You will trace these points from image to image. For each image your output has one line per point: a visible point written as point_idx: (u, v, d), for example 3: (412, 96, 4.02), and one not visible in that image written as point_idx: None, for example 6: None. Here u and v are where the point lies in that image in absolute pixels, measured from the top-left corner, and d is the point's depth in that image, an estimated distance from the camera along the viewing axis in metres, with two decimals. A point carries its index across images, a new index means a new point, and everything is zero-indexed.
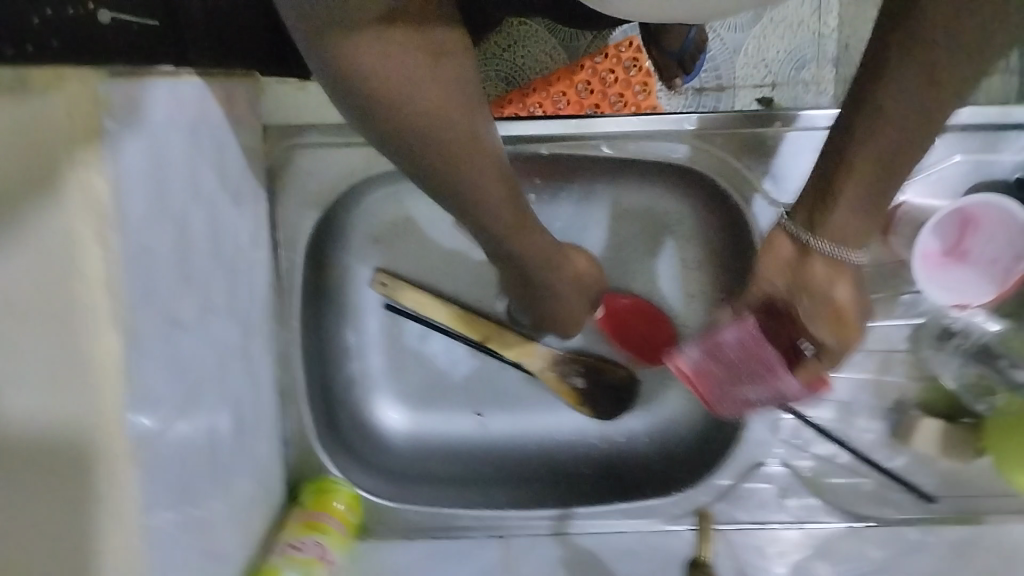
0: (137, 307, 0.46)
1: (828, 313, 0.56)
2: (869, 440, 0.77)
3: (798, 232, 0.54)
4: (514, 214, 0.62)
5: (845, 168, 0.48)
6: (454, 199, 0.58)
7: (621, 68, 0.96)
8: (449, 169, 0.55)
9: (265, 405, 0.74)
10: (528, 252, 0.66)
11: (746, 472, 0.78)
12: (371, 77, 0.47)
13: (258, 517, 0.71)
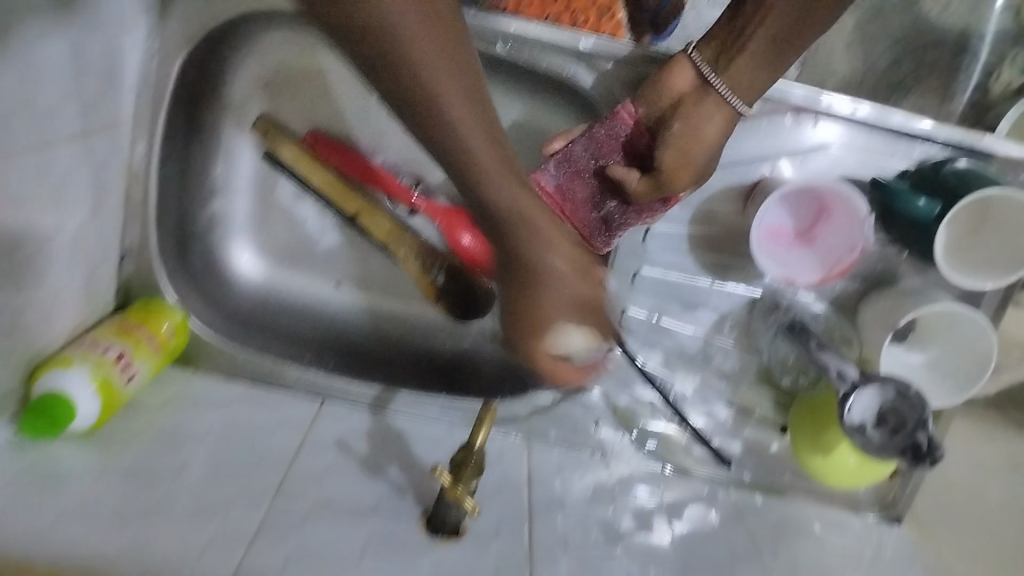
0: None
1: (690, 149, 0.67)
2: (687, 393, 0.81)
3: (703, 63, 0.67)
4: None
5: (746, 38, 0.65)
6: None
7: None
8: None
9: (97, 216, 0.73)
10: (418, 81, 0.46)
11: (568, 396, 0.80)
12: None
13: (68, 312, 0.71)
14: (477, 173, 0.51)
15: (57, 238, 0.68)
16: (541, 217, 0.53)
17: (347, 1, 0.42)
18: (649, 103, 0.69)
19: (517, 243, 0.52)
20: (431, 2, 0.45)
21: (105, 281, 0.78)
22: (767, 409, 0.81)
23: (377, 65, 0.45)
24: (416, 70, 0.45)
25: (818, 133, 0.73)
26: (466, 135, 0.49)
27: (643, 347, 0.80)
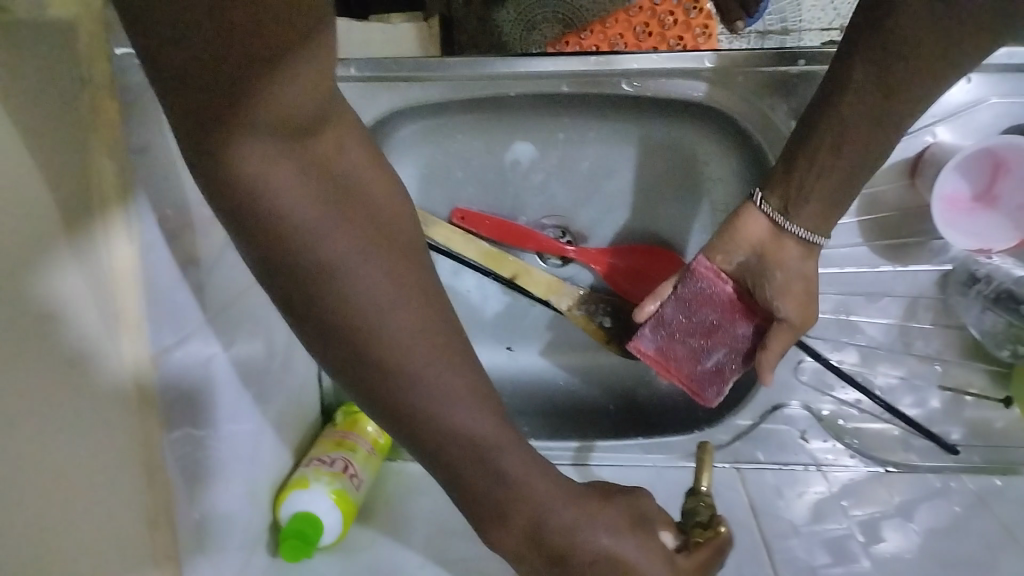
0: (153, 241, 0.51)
1: (794, 287, 0.65)
2: (893, 383, 0.78)
3: (773, 211, 0.65)
4: (381, 265, 0.41)
5: (812, 163, 0.61)
6: (298, 260, 0.39)
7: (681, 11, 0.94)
8: (264, 189, 0.37)
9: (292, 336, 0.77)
10: (402, 350, 0.41)
11: (766, 413, 0.80)
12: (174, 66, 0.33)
13: (290, 433, 0.75)
14: (447, 416, 0.43)
15: (271, 370, 0.72)
16: (499, 445, 0.45)
17: (302, 289, 0.39)
18: (728, 251, 0.67)
19: (474, 470, 0.45)
20: (405, 259, 0.43)
21: (311, 396, 0.82)
22: (982, 383, 0.77)
23: (343, 346, 0.41)
24: (394, 325, 0.41)
25: (975, 89, 0.70)
26: (440, 384, 0.43)
27: (835, 348, 0.78)
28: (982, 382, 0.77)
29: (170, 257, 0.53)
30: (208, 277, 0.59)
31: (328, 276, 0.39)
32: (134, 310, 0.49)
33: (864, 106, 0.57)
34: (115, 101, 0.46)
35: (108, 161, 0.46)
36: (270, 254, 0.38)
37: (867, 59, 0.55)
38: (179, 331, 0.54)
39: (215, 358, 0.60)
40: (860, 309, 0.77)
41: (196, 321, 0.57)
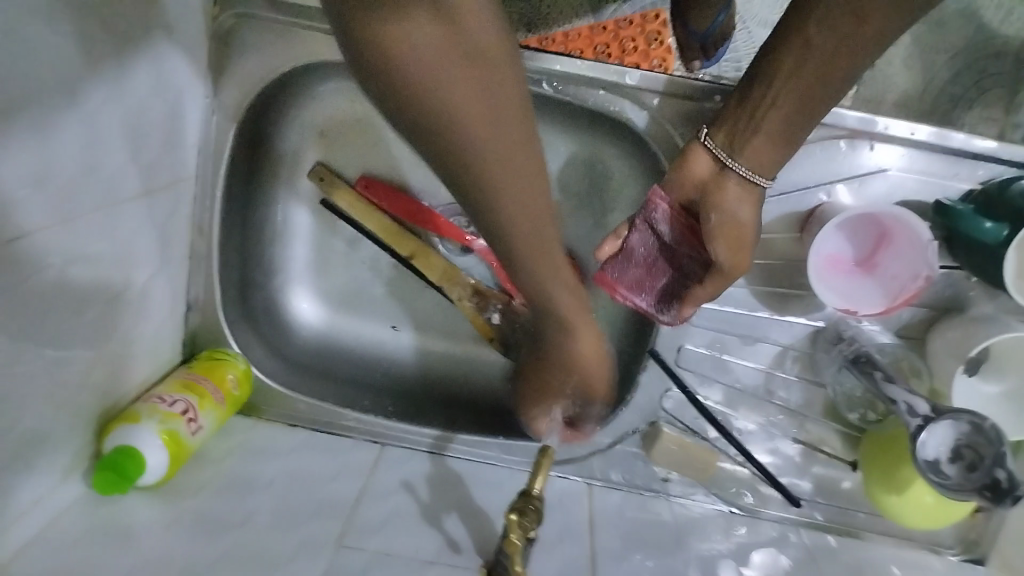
0: None
1: (728, 231, 0.63)
2: (751, 429, 0.79)
3: (719, 150, 0.64)
4: (511, 125, 0.46)
5: (756, 103, 0.63)
6: (443, 107, 0.42)
7: (644, 39, 1.01)
8: (413, 67, 0.40)
9: (160, 270, 0.74)
10: (507, 186, 0.48)
11: (626, 436, 0.80)
12: (389, 51, 0.39)
13: (138, 366, 0.73)
14: (534, 247, 0.53)
15: (127, 295, 0.69)
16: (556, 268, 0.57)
17: (436, 146, 0.45)
18: (670, 185, 0.66)
19: (549, 293, 0.58)
20: (518, 117, 0.46)
21: (172, 334, 0.79)
22: (834, 443, 0.80)
23: (471, 188, 0.47)
24: (508, 165, 0.47)
25: (876, 157, 0.72)
26: (532, 198, 0.50)
27: (702, 384, 0.78)
28: (835, 442, 0.79)
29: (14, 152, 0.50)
30: (60, 185, 0.56)
31: (448, 134, 0.44)
32: None
33: (829, 38, 0.57)
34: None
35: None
36: (412, 118, 0.43)
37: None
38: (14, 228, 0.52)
39: (54, 267, 0.57)
40: (734, 351, 0.77)
41: (37, 228, 0.54)
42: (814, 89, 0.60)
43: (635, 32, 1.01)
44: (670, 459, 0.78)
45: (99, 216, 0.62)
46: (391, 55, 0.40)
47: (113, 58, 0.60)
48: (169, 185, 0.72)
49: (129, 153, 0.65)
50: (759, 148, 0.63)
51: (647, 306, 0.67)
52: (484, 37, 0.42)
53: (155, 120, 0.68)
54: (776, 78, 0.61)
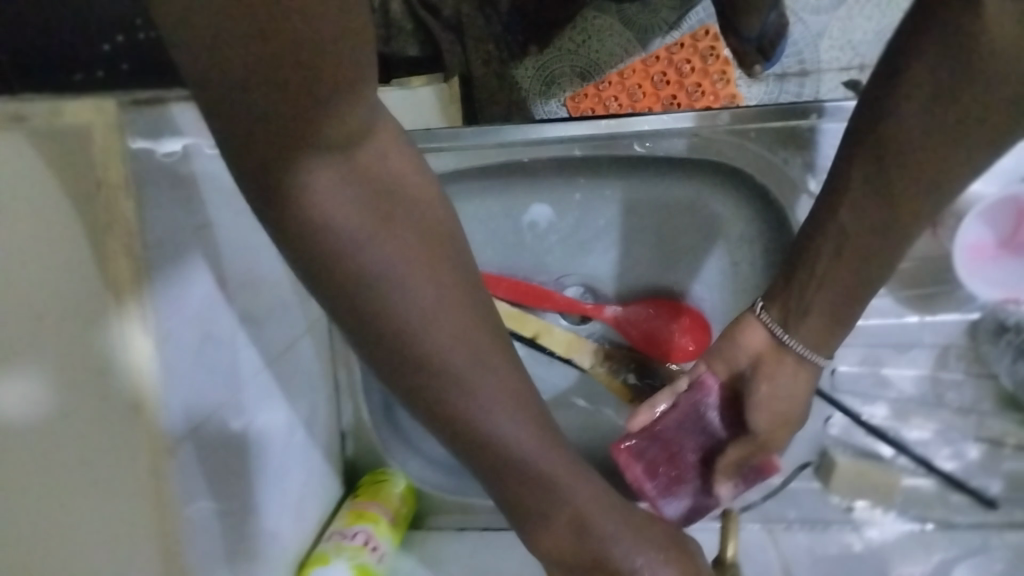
0: (169, 327, 0.51)
1: (776, 406, 0.60)
2: (926, 438, 0.77)
3: (774, 323, 0.60)
4: (467, 334, 0.43)
5: (805, 279, 0.58)
6: (385, 300, 0.40)
7: (698, 57, 1.00)
8: (349, 241, 0.39)
9: (316, 408, 0.78)
10: (469, 373, 0.43)
11: (796, 471, 0.78)
12: (314, 227, 0.38)
13: (314, 509, 0.76)
14: (522, 477, 0.45)
15: (292, 444, 0.72)
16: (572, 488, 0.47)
17: (376, 339, 0.41)
18: (729, 359, 0.63)
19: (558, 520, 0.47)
20: (459, 277, 0.43)
21: (335, 466, 0.82)
22: (1019, 435, 0.75)
23: (430, 401, 0.43)
24: (457, 356, 0.42)
25: None
26: (505, 421, 0.44)
27: (864, 402, 0.77)
28: (1020, 433, 0.75)
29: (187, 345, 0.53)
30: (224, 356, 0.59)
31: (400, 327, 0.41)
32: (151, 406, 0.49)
33: (867, 215, 0.53)
34: (129, 200, 0.46)
35: (121, 259, 0.47)
36: (362, 316, 0.41)
37: (863, 158, 0.53)
38: (195, 419, 0.55)
39: (232, 436, 0.61)
40: (891, 362, 0.76)
41: (213, 405, 0.57)
42: (861, 266, 0.55)
43: (688, 56, 1.00)
44: (850, 485, 0.76)
45: (256, 374, 0.65)
46: (322, 226, 0.38)
47: (242, 224, 0.63)
48: (305, 324, 0.75)
49: (267, 308, 0.67)
50: (816, 326, 0.58)
51: (654, 495, 0.63)
52: (410, 220, 0.42)
53: (283, 270, 0.71)
54: (817, 257, 0.56)
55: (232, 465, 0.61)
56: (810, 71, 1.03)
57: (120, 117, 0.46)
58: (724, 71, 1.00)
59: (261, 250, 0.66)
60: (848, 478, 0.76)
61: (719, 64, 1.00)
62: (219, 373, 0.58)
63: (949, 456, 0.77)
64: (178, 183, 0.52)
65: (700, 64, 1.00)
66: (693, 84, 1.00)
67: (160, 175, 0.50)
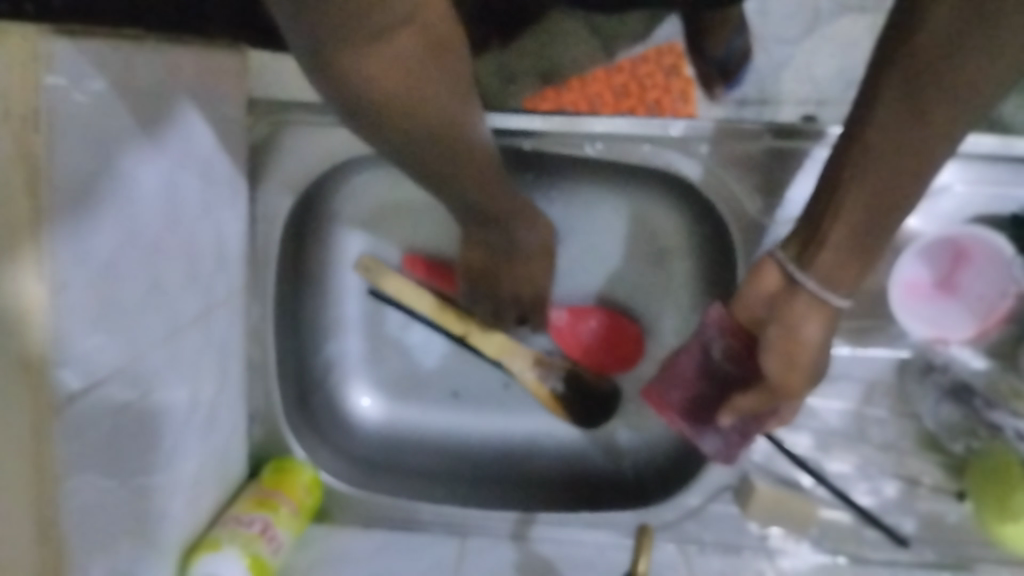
0: (68, 275, 0.48)
1: (780, 345, 0.59)
2: (845, 471, 0.75)
3: (790, 262, 0.59)
4: (460, 105, 0.54)
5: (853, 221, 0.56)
6: (392, 91, 0.50)
7: (661, 75, 1.01)
8: (372, 72, 0.49)
9: (225, 384, 0.74)
10: (499, 185, 0.62)
11: (715, 494, 0.76)
12: (352, 75, 0.48)
13: (211, 494, 0.72)
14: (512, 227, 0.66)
15: (195, 419, 0.68)
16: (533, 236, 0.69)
17: (386, 114, 0.52)
18: (747, 301, 0.62)
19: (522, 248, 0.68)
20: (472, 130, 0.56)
21: (239, 448, 0.78)
22: (936, 475, 0.75)
23: (424, 148, 0.55)
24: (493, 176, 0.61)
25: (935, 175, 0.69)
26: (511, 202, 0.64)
27: (789, 430, 0.75)
28: (937, 473, 0.75)
29: (87, 295, 0.50)
30: (131, 313, 0.56)
31: (414, 117, 0.52)
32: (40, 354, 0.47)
33: (891, 152, 0.53)
34: (38, 135, 0.45)
35: (26, 201, 0.45)
36: (366, 105, 0.51)
37: (891, 96, 0.52)
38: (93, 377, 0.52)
39: (133, 400, 0.58)
40: (819, 392, 0.74)
41: (115, 364, 0.54)
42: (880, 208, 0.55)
43: (651, 68, 1.01)
44: (768, 512, 0.75)
45: (166, 337, 0.62)
46: (350, 73, 0.48)
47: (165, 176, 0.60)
48: (223, 291, 0.72)
49: (183, 268, 0.64)
50: (828, 262, 0.57)
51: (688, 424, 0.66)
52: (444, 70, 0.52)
53: (206, 228, 0.68)
54: (851, 196, 0.55)
55: (128, 432, 0.57)
56: (769, 101, 1.01)
57: (39, 52, 0.45)
58: (685, 90, 1.02)
59: (183, 207, 0.63)
60: (765, 505, 0.75)
61: (681, 83, 1.02)
62: (125, 332, 0.55)
63: (866, 490, 0.75)
64: (100, 118, 0.51)
65: (662, 81, 1.01)
66: (652, 99, 1.01)
67: (66, 110, 0.47)
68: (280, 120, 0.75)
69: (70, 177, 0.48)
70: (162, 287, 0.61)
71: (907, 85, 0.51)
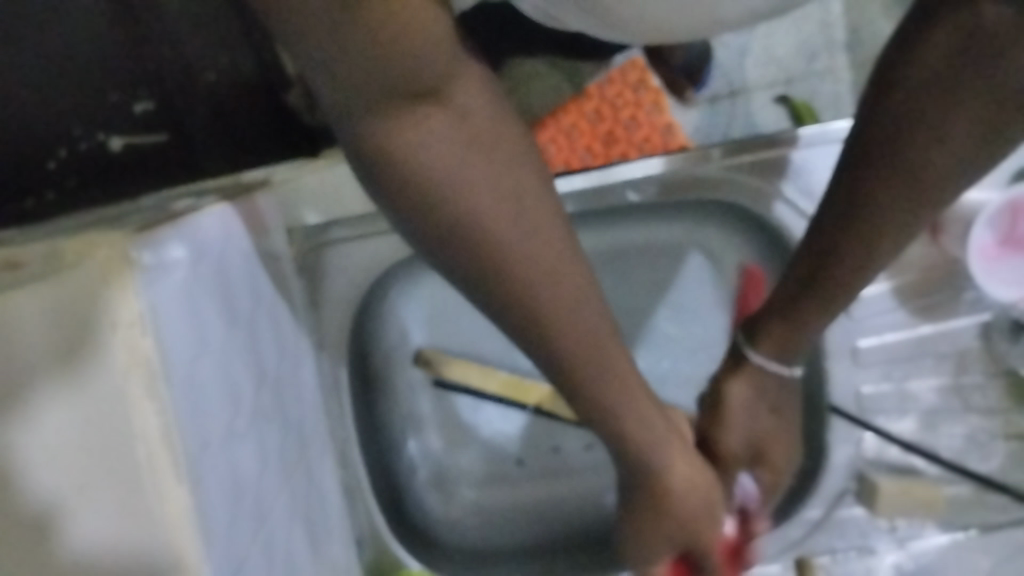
0: (196, 457, 0.47)
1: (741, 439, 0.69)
2: (955, 445, 0.76)
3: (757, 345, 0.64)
4: (528, 224, 0.48)
5: (849, 239, 0.54)
6: (435, 180, 0.45)
7: (630, 92, 0.99)
8: (420, 161, 0.44)
9: (334, 514, 0.72)
10: (572, 305, 0.51)
11: (836, 500, 0.76)
12: (396, 155, 0.44)
13: None
14: (585, 362, 0.53)
15: (320, 564, 0.66)
16: (619, 363, 0.54)
17: (435, 220, 0.46)
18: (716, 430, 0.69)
19: (590, 382, 0.54)
20: (535, 226, 0.49)
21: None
22: None
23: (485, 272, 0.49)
24: (554, 278, 0.50)
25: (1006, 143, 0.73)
26: (593, 325, 0.52)
27: (890, 420, 0.76)
28: None
29: (211, 475, 0.48)
30: (244, 474, 0.54)
31: (465, 221, 0.46)
32: (186, 539, 0.44)
33: (875, 193, 0.51)
34: (146, 338, 0.43)
35: (147, 406, 0.43)
36: (415, 200, 0.46)
37: (868, 173, 0.51)
38: (235, 559, 0.50)
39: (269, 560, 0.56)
40: (914, 375, 0.76)
41: (243, 535, 0.52)
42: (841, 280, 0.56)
43: (619, 89, 0.99)
44: (896, 506, 0.74)
45: (274, 484, 0.60)
46: (398, 152, 0.44)
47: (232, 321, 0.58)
48: (308, 421, 0.70)
49: (273, 414, 0.62)
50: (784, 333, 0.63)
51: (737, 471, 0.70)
52: (508, 150, 0.47)
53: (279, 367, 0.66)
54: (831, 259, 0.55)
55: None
56: (739, 92, 1.01)
57: (132, 254, 0.44)
58: (656, 101, 0.99)
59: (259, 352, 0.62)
60: (891, 501, 0.74)
61: (650, 95, 0.99)
62: (247, 486, 0.55)
63: (981, 457, 0.76)
64: (182, 291, 0.50)
65: (630, 96, 0.99)
66: (627, 118, 0.99)
67: (159, 284, 0.46)
68: (311, 244, 0.76)
69: (178, 368, 0.47)
70: (259, 429, 0.59)
71: (899, 133, 0.49)
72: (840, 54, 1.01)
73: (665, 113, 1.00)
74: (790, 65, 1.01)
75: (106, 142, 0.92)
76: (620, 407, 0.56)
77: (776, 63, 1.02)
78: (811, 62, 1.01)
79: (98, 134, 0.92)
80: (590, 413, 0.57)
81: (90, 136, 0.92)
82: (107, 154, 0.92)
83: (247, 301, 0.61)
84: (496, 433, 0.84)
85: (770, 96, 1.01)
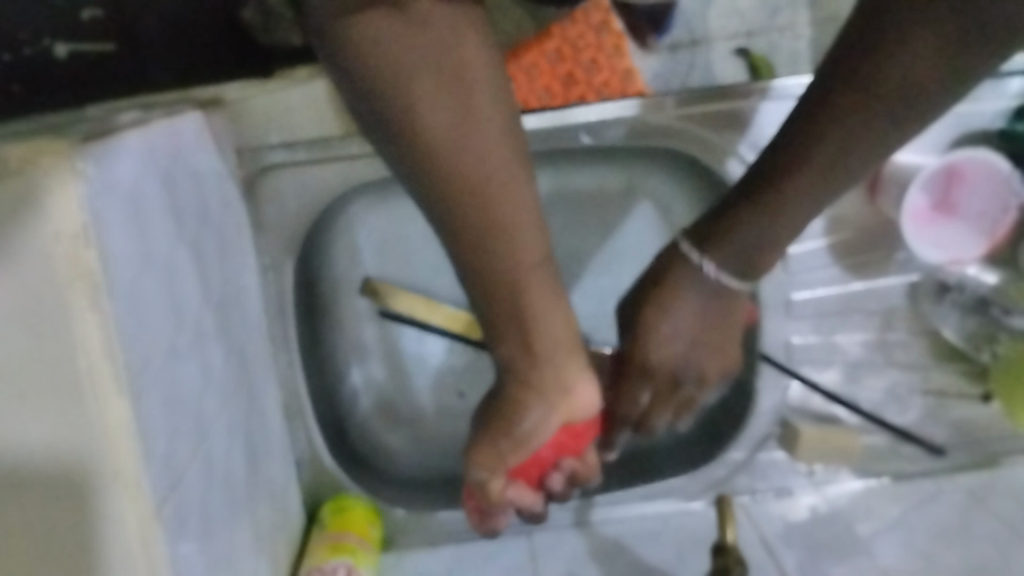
0: (135, 368, 0.47)
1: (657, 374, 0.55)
2: (876, 398, 0.80)
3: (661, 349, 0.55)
4: (481, 143, 0.47)
5: (781, 191, 0.48)
6: (389, 73, 0.45)
7: (592, 33, 0.95)
8: (381, 50, 0.44)
9: (273, 435, 0.74)
10: (509, 221, 0.48)
11: (760, 444, 0.80)
12: (355, 45, 0.44)
13: (282, 552, 0.72)
14: (510, 273, 0.50)
15: (256, 479, 0.67)
16: (540, 296, 0.51)
17: (393, 119, 0.46)
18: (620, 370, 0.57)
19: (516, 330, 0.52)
20: (481, 131, 0.47)
21: (294, 497, 0.77)
22: (959, 383, 0.80)
23: (445, 185, 0.47)
24: (492, 176, 0.48)
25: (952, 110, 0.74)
26: (525, 236, 0.49)
27: (816, 370, 0.80)
28: (958, 382, 0.80)
29: (151, 388, 0.49)
30: (186, 387, 0.55)
31: (423, 118, 0.46)
32: (124, 449, 0.45)
33: (819, 155, 0.46)
34: (89, 249, 0.43)
35: (89, 315, 0.43)
36: (373, 95, 0.46)
37: (824, 124, 0.45)
38: (171, 472, 0.51)
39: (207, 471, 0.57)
40: (841, 328, 0.79)
41: (184, 440, 0.53)
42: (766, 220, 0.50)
43: (581, 30, 0.94)
44: (815, 450, 0.78)
45: (212, 395, 0.60)
46: (359, 45, 0.44)
47: (178, 233, 0.57)
48: (249, 340, 0.70)
49: (215, 330, 0.62)
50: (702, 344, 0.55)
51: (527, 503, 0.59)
52: (461, 48, 0.46)
53: (222, 279, 0.66)
54: (741, 218, 0.50)
55: (208, 502, 0.57)
56: (700, 42, 1.02)
57: (75, 163, 0.43)
58: (619, 45, 0.95)
59: (203, 266, 0.62)
60: (810, 446, 0.78)
61: (612, 38, 0.95)
62: (187, 390, 0.55)
63: (898, 408, 0.80)
64: (128, 204, 0.49)
65: (593, 38, 0.94)
66: (589, 58, 0.94)
67: (106, 198, 0.47)
68: (263, 167, 0.75)
69: (119, 279, 0.46)
70: (202, 344, 0.59)
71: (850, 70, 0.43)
72: (804, 10, 1.02)
73: (626, 58, 0.96)
74: (753, 17, 1.02)
75: (51, 49, 0.88)
76: (549, 340, 0.52)
77: (738, 14, 1.02)
78: (773, 15, 1.02)
79: (42, 40, 0.88)
80: (509, 334, 0.52)
81: (36, 40, 0.88)
82: (51, 60, 0.88)
83: (192, 216, 0.61)
84: (437, 365, 0.86)
85: (730, 48, 1.02)
